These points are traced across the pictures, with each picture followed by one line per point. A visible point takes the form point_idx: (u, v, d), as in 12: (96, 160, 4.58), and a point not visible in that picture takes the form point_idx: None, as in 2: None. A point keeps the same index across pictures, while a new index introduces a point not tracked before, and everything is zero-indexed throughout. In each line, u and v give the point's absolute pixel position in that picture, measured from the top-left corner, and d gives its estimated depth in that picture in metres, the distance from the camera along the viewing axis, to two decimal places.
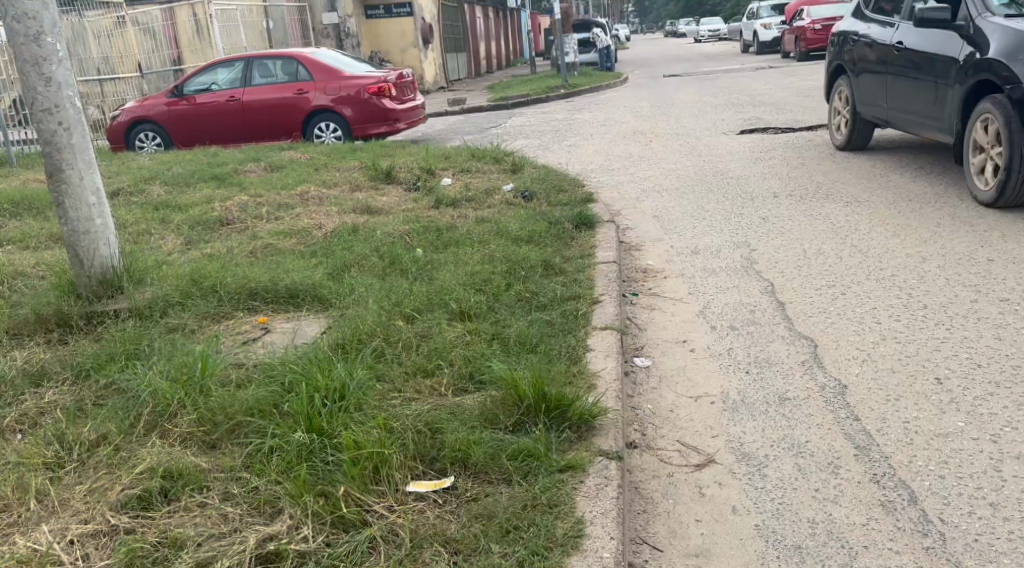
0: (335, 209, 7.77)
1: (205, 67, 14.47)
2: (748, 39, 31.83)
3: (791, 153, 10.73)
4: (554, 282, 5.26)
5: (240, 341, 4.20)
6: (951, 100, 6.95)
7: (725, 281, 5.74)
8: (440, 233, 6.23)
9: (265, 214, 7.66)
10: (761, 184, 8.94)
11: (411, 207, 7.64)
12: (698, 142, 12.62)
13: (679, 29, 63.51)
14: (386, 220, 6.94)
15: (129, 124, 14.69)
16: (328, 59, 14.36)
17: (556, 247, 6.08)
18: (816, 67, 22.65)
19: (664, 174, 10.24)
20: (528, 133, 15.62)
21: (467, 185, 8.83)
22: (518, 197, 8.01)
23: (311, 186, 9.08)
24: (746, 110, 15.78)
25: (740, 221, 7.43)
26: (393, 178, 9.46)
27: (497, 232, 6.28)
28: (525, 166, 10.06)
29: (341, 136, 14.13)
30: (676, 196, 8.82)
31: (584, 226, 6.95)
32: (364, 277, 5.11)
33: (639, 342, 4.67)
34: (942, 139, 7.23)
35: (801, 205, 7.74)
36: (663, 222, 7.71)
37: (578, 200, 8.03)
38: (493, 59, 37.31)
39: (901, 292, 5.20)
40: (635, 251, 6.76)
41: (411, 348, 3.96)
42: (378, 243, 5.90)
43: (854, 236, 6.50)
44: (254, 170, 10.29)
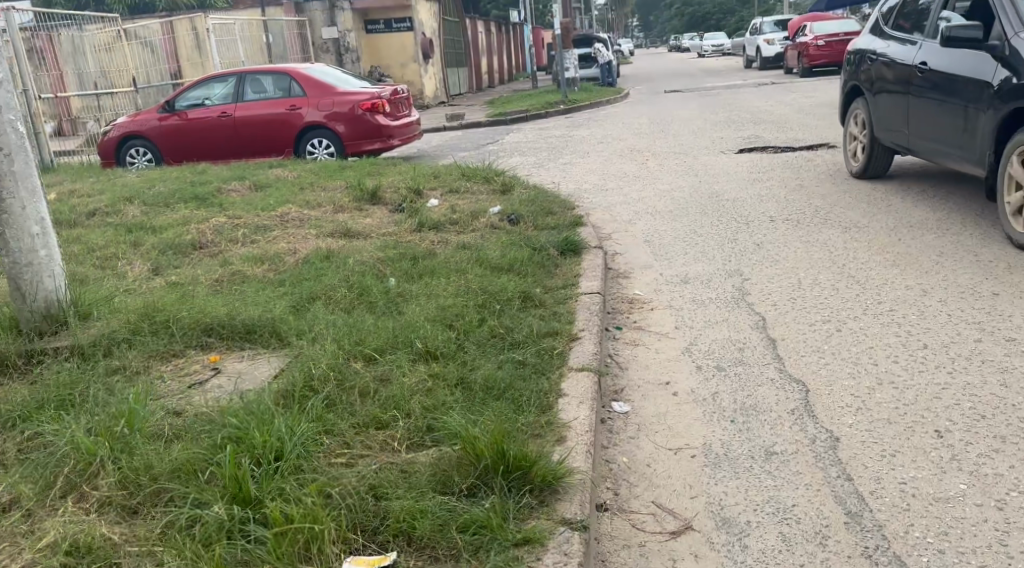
0: (313, 232, 7.50)
1: (197, 82, 14.22)
2: (751, 54, 31.59)
3: (790, 174, 10.44)
4: (531, 315, 4.96)
5: (184, 387, 3.91)
6: (982, 129, 6.33)
7: (715, 314, 5.43)
8: (417, 261, 5.93)
9: (241, 237, 7.39)
10: (757, 206, 8.65)
11: (392, 230, 7.36)
12: (696, 162, 12.33)
13: (683, 43, 63.33)
14: (363, 245, 6.65)
15: (119, 140, 14.42)
16: (321, 74, 14.11)
17: (538, 277, 5.78)
18: (819, 84, 22.37)
19: (658, 195, 9.96)
20: (524, 150, 15.35)
21: (454, 206, 8.55)
22: (505, 220, 7.72)
23: (293, 207, 8.82)
24: (746, 128, 15.50)
25: (732, 247, 7.14)
26: (379, 198, 9.18)
27: (476, 260, 5.98)
28: (515, 186, 9.79)
29: (333, 152, 13.86)
30: (669, 219, 8.53)
31: (570, 252, 6.65)
32: (329, 310, 4.82)
33: (619, 384, 4.37)
34: (973, 170, 6.60)
35: (796, 231, 7.45)
36: (654, 248, 7.42)
37: (567, 223, 7.74)
38: (495, 73, 37.06)
39: (901, 329, 4.90)
40: (623, 280, 6.46)
41: (367, 394, 3.65)
42: (350, 271, 5.61)
43: (851, 265, 6.21)
44: (237, 189, 10.03)
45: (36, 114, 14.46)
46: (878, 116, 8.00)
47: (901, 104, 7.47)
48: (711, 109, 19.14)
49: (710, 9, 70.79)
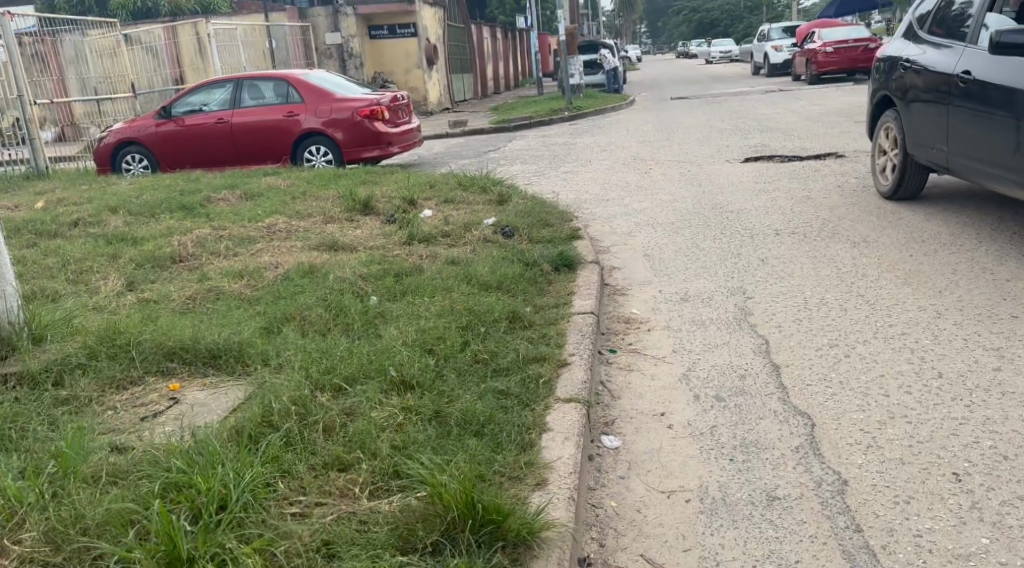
0: (299, 245, 7.23)
1: (194, 87, 13.95)
2: (758, 61, 31.29)
3: (796, 185, 10.13)
4: (519, 338, 4.65)
5: (137, 419, 3.63)
6: None
7: (716, 336, 5.13)
8: (402, 278, 5.63)
9: (224, 249, 7.12)
10: (761, 219, 8.34)
11: (380, 243, 7.08)
12: (700, 171, 12.02)
13: (691, 50, 62.98)
14: (348, 258, 6.36)
15: (115, 146, 14.16)
16: (320, 80, 13.84)
17: (529, 296, 5.47)
18: (827, 91, 22.05)
19: (659, 206, 9.66)
20: (526, 158, 15.07)
21: (448, 217, 8.26)
22: (499, 233, 7.43)
23: (282, 217, 8.55)
24: (752, 136, 15.19)
25: (735, 262, 6.83)
26: (371, 209, 8.90)
27: (465, 276, 5.67)
28: (512, 196, 9.51)
29: (331, 160, 13.57)
30: (670, 231, 8.24)
31: (565, 268, 6.35)
32: (303, 333, 4.53)
33: (610, 414, 4.06)
34: None
35: (801, 245, 7.15)
36: (653, 263, 7.12)
37: (563, 237, 7.45)
38: (500, 79, 36.78)
39: (914, 354, 4.60)
40: (620, 298, 6.16)
41: (331, 430, 3.37)
42: (330, 289, 5.31)
43: (859, 284, 5.91)
44: (227, 198, 9.77)
45: (31, 118, 14.18)
46: (911, 130, 7.34)
47: (939, 118, 6.84)
48: (717, 117, 18.84)
49: (719, 16, 70.49)
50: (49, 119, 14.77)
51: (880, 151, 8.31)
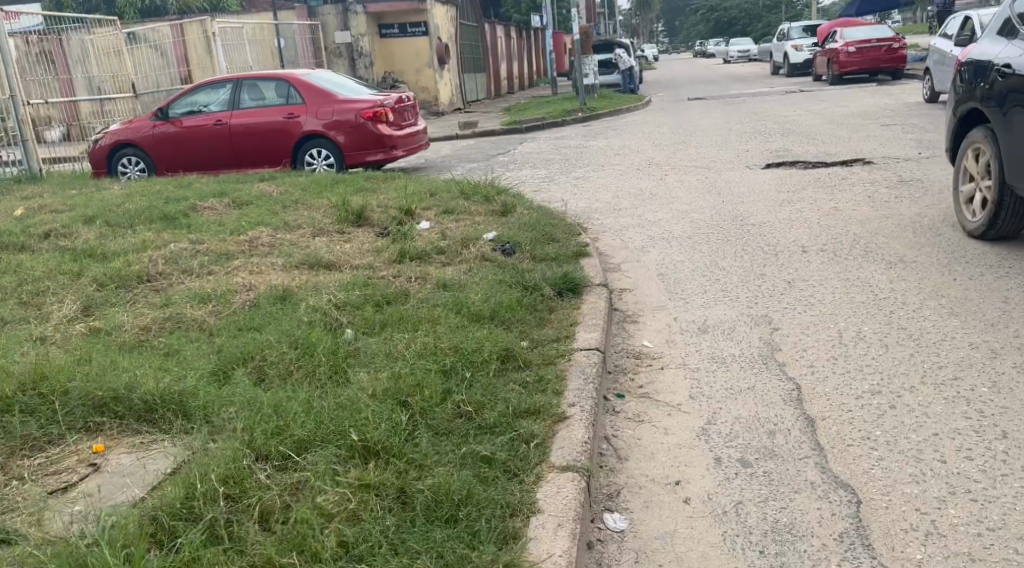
0: (281, 261, 6.64)
1: (193, 87, 13.37)
2: (778, 61, 30.51)
3: (822, 195, 9.46)
4: (512, 385, 4.01)
5: (41, 493, 3.09)
6: None
7: (739, 378, 4.47)
8: (385, 306, 4.98)
9: (197, 267, 6.54)
10: (785, 233, 7.71)
11: (369, 260, 6.47)
12: (719, 178, 11.35)
13: (709, 49, 61.99)
14: (328, 280, 5.74)
15: (111, 148, 13.59)
16: (322, 81, 13.25)
17: (527, 330, 4.84)
18: (851, 92, 21.29)
19: (675, 217, 9.01)
20: (535, 162, 14.45)
21: (445, 230, 7.65)
22: (498, 250, 6.79)
23: (268, 228, 7.97)
24: (774, 140, 14.50)
25: (758, 285, 6.19)
26: (365, 220, 8.29)
27: (456, 304, 5.02)
28: (517, 206, 8.89)
29: (333, 164, 12.98)
30: (686, 247, 7.61)
31: (570, 294, 5.70)
32: (260, 380, 3.94)
33: (614, 483, 3.46)
34: None
35: (829, 265, 6.50)
36: (666, 283, 6.48)
37: (570, 254, 6.81)
38: (514, 79, 36.13)
39: (972, 407, 3.92)
40: (630, 327, 5.52)
41: (269, 518, 2.86)
42: (300, 318, 4.69)
43: (899, 313, 5.26)
44: (214, 207, 9.19)
45: (24, 119, 13.57)
46: (1011, 148, 6.09)
47: None
48: (736, 118, 18.13)
49: (737, 15, 69.52)
50: (56, 119, 14.24)
51: (965, 188, 6.96)
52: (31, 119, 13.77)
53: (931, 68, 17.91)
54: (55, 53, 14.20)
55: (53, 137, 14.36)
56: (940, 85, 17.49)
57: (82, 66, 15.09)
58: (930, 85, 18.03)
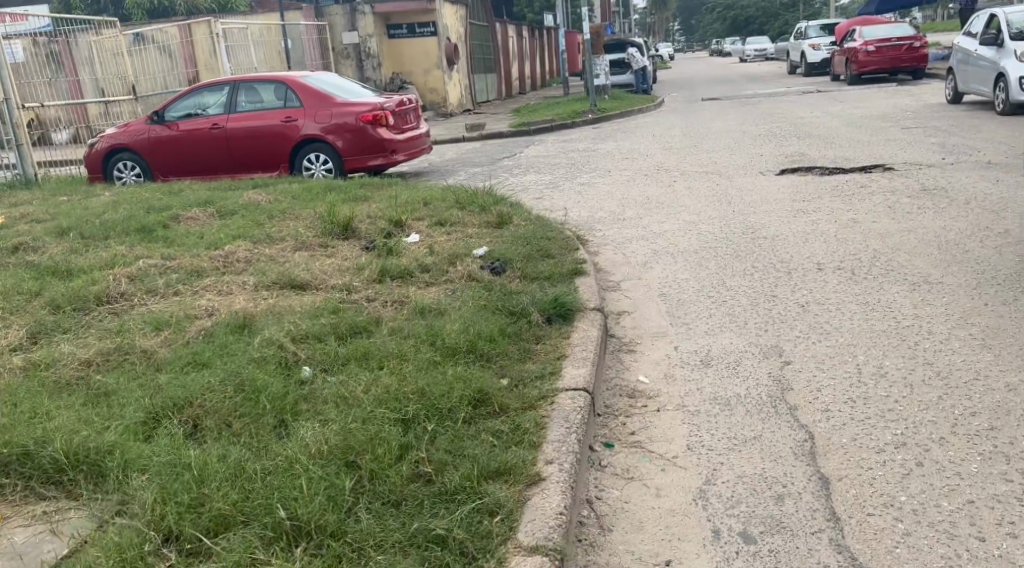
0: (252, 280, 6.15)
1: (189, 90, 12.91)
2: (795, 60, 29.94)
3: (838, 207, 8.97)
4: (482, 436, 3.50)
5: None
6: None
7: (745, 425, 3.95)
8: (351, 340, 4.47)
9: (162, 286, 6.06)
10: (798, 248, 7.32)
11: (347, 279, 5.99)
12: (730, 185, 10.86)
13: (725, 48, 61.27)
14: (296, 305, 5.21)
15: (106, 152, 13.12)
16: (321, 84, 12.80)
17: (507, 367, 4.33)
18: (870, 93, 20.73)
19: (682, 228, 8.57)
20: (541, 166, 14.01)
21: (434, 246, 7.20)
22: (487, 268, 6.30)
23: (248, 241, 7.49)
24: (789, 143, 13.99)
25: (768, 309, 5.70)
26: (352, 232, 7.82)
27: (431, 337, 4.51)
28: (515, 217, 8.43)
29: (331, 169, 12.51)
30: (692, 263, 7.20)
31: (561, 320, 5.21)
32: (195, 434, 3.46)
33: (594, 563, 3.05)
34: None
35: (845, 290, 6.00)
36: (668, 306, 6.01)
37: (565, 271, 6.33)
38: (525, 79, 35.63)
39: (1012, 467, 3.44)
40: (625, 357, 5.04)
41: None
42: (252, 352, 4.18)
43: (925, 344, 4.80)
44: (196, 216, 8.72)
45: (19, 123, 12.97)
46: None
47: None
48: (751, 120, 17.64)
49: (753, 13, 68.80)
50: (64, 120, 13.88)
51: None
52: (31, 121, 13.52)
53: (954, 68, 17.33)
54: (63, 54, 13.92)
55: (60, 139, 14.04)
56: (963, 85, 16.92)
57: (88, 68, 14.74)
58: (952, 85, 17.47)
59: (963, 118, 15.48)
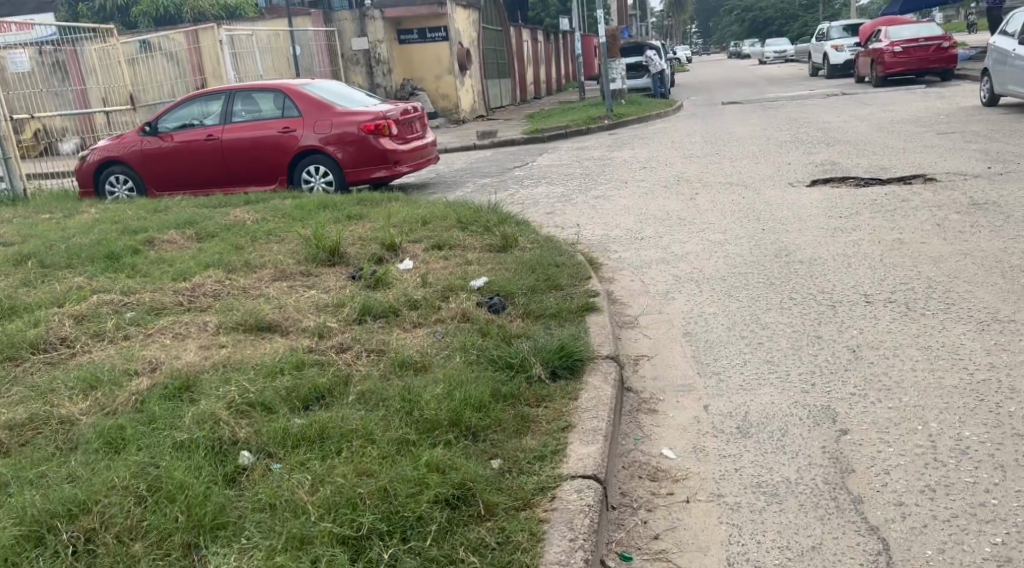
0: (214, 320, 5.33)
1: (184, 100, 12.16)
2: (818, 61, 29.01)
3: (878, 227, 8.16)
4: (461, 559, 2.82)
5: None
6: None
7: (798, 527, 3.25)
8: (310, 413, 3.60)
9: (112, 329, 5.25)
10: (840, 274, 6.59)
11: (321, 319, 5.16)
12: (757, 198, 10.06)
13: (743, 50, 60.13)
14: (255, 360, 4.33)
15: (97, 165, 12.39)
16: (322, 92, 12.00)
17: (499, 445, 3.51)
18: (899, 95, 19.80)
19: (706, 250, 7.84)
20: (555, 176, 13.23)
21: (429, 276, 6.41)
22: (484, 305, 5.50)
23: (222, 269, 6.67)
24: (818, 150, 13.16)
25: (813, 357, 4.90)
26: (338, 258, 7.02)
27: (411, 405, 3.68)
28: (522, 239, 7.64)
29: (332, 182, 11.72)
30: (721, 291, 6.48)
31: (568, 376, 4.38)
32: (84, 558, 2.79)
33: None
34: None
35: (900, 331, 5.22)
36: (695, 350, 5.23)
37: (574, 307, 5.53)
38: (540, 83, 34.80)
39: None
40: (643, 419, 4.23)
41: None
42: (179, 430, 3.38)
43: (1010, 404, 4.06)
44: (172, 239, 7.92)
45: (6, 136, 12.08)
46: None
47: None
48: (775, 125, 16.77)
49: (772, 14, 67.72)
50: (70, 130, 13.34)
51: None
52: (36, 132, 13.08)
53: (990, 68, 16.42)
54: (69, 64, 13.48)
55: (65, 149, 13.37)
56: (1000, 87, 15.99)
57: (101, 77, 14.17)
58: (988, 86, 16.53)
59: (1002, 122, 14.57)
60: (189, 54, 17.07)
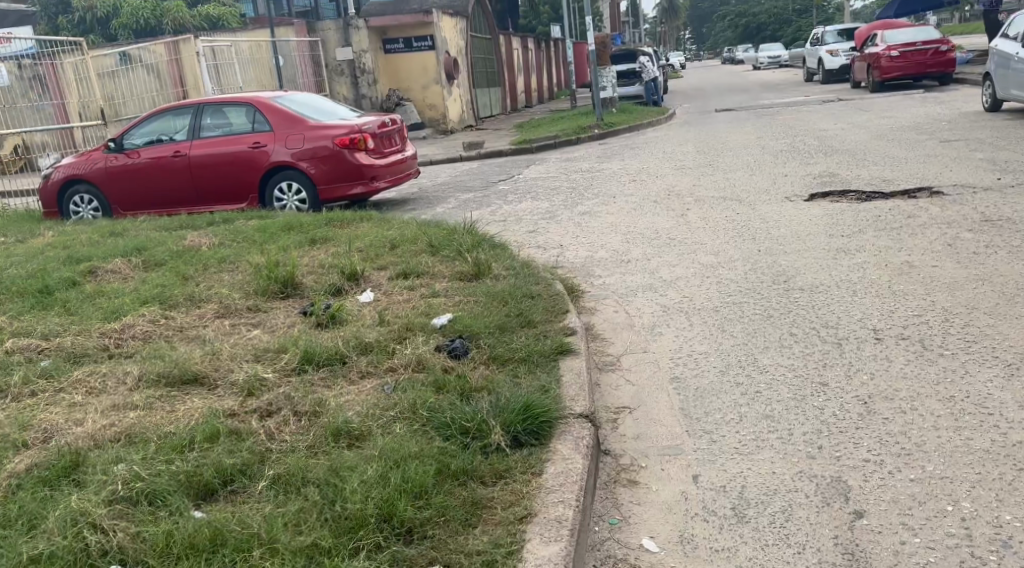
0: (135, 370, 4.64)
1: (151, 114, 11.28)
2: (812, 66, 28.46)
3: (883, 247, 7.55)
4: None
5: None
6: None
7: None
8: (208, 510, 3.03)
9: (19, 383, 4.59)
10: (846, 306, 5.99)
11: (256, 368, 4.49)
12: (753, 214, 9.45)
13: (737, 56, 59.52)
14: (161, 429, 3.65)
15: (61, 184, 11.54)
16: (296, 105, 11.15)
17: (440, 547, 2.93)
18: (898, 101, 19.21)
19: (698, 274, 7.23)
20: (541, 190, 12.61)
21: (387, 311, 5.77)
22: (444, 348, 4.85)
23: (162, 305, 6.00)
24: (816, 160, 12.55)
25: (819, 412, 4.29)
26: (292, 289, 6.36)
27: (337, 491, 3.09)
28: (496, 266, 7.01)
29: (305, 200, 10.86)
30: (714, 324, 5.86)
31: (533, 441, 3.73)
32: None
33: None
34: None
35: (916, 378, 4.64)
36: (683, 400, 4.60)
37: (548, 350, 4.89)
38: (531, 91, 34.20)
39: None
40: (622, 494, 3.63)
41: None
42: (35, 540, 2.86)
43: None
44: (117, 268, 7.24)
45: None
46: None
47: None
48: (770, 133, 16.17)
49: (764, 19, 67.28)
50: (48, 145, 12.96)
51: None
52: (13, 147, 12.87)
53: (991, 72, 15.85)
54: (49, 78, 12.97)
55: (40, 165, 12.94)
56: (1002, 92, 15.41)
57: (80, 89, 13.53)
58: (990, 91, 15.93)
59: (1006, 128, 14.00)
60: (170, 66, 16.27)
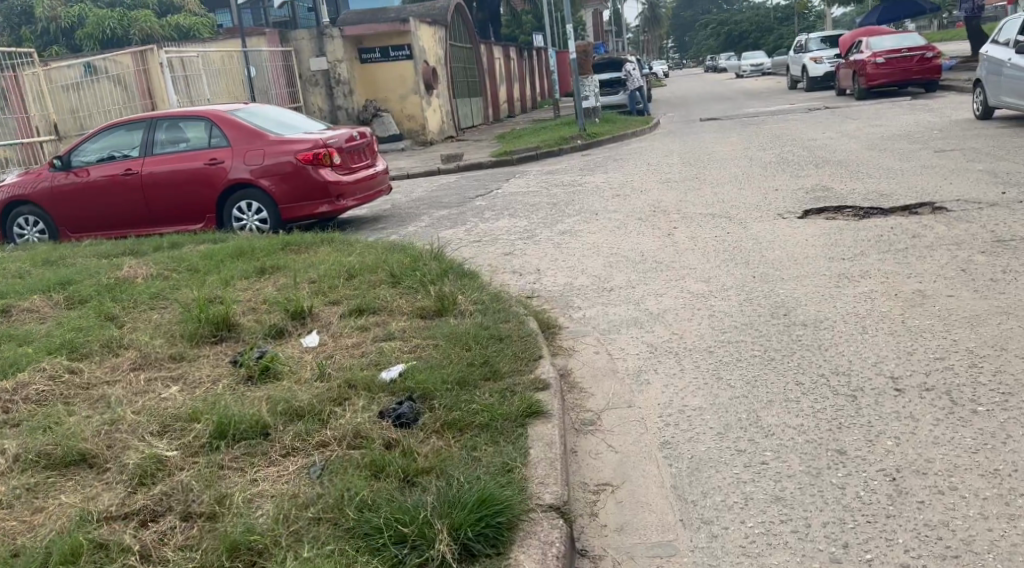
0: (10, 446, 3.79)
1: (102, 129, 10.36)
2: (796, 74, 27.87)
3: (889, 272, 6.82)
4: None
5: None
6: None
7: None
8: None
9: None
10: (857, 347, 5.23)
11: (157, 446, 3.70)
12: (743, 234, 8.69)
13: (720, 63, 58.92)
14: (11, 544, 3.07)
15: (5, 205, 10.62)
16: (256, 118, 10.26)
17: None
18: (887, 108, 18.54)
19: (686, 307, 6.47)
20: (518, 207, 11.84)
21: (331, 359, 4.98)
22: (389, 414, 4.07)
23: (75, 356, 5.18)
24: (807, 173, 11.83)
25: (840, 493, 3.58)
26: (227, 332, 5.56)
27: None
28: (463, 298, 6.22)
29: (266, 220, 9.98)
30: (711, 369, 5.10)
31: (487, 550, 3.00)
32: None
33: None
34: None
35: (951, 445, 3.89)
36: (677, 472, 3.86)
37: (516, 413, 4.09)
38: (513, 101, 33.43)
39: None
40: None
41: None
42: None
43: None
44: (36, 307, 6.41)
45: None
46: None
47: None
48: (756, 143, 15.46)
49: (746, 27, 66.84)
50: (14, 160, 13.67)
51: None
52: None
53: (982, 79, 15.20)
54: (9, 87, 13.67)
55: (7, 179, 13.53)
56: (995, 99, 14.75)
57: (38, 103, 14.39)
58: (981, 99, 15.27)
59: (1002, 136, 13.34)
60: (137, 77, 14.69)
